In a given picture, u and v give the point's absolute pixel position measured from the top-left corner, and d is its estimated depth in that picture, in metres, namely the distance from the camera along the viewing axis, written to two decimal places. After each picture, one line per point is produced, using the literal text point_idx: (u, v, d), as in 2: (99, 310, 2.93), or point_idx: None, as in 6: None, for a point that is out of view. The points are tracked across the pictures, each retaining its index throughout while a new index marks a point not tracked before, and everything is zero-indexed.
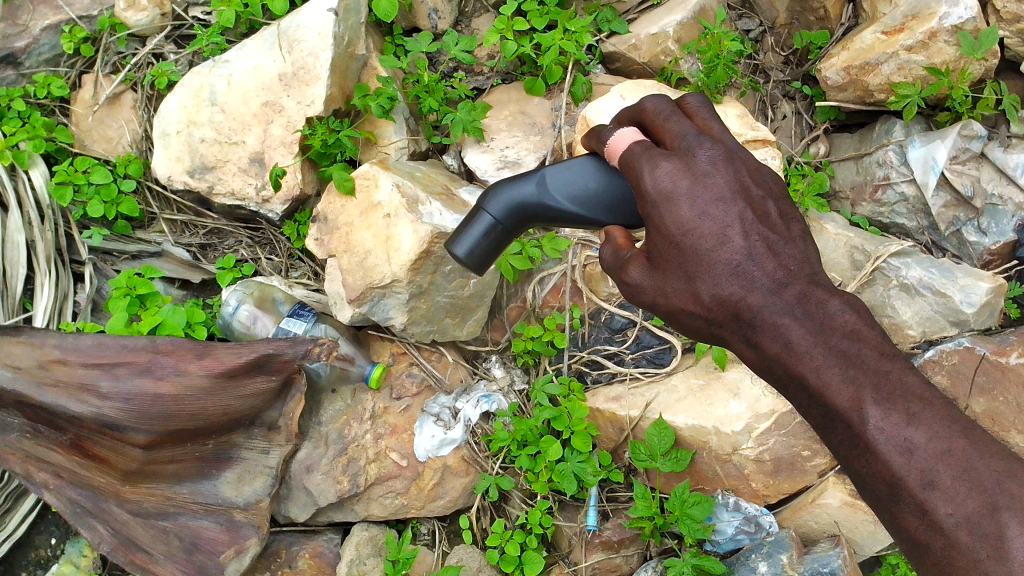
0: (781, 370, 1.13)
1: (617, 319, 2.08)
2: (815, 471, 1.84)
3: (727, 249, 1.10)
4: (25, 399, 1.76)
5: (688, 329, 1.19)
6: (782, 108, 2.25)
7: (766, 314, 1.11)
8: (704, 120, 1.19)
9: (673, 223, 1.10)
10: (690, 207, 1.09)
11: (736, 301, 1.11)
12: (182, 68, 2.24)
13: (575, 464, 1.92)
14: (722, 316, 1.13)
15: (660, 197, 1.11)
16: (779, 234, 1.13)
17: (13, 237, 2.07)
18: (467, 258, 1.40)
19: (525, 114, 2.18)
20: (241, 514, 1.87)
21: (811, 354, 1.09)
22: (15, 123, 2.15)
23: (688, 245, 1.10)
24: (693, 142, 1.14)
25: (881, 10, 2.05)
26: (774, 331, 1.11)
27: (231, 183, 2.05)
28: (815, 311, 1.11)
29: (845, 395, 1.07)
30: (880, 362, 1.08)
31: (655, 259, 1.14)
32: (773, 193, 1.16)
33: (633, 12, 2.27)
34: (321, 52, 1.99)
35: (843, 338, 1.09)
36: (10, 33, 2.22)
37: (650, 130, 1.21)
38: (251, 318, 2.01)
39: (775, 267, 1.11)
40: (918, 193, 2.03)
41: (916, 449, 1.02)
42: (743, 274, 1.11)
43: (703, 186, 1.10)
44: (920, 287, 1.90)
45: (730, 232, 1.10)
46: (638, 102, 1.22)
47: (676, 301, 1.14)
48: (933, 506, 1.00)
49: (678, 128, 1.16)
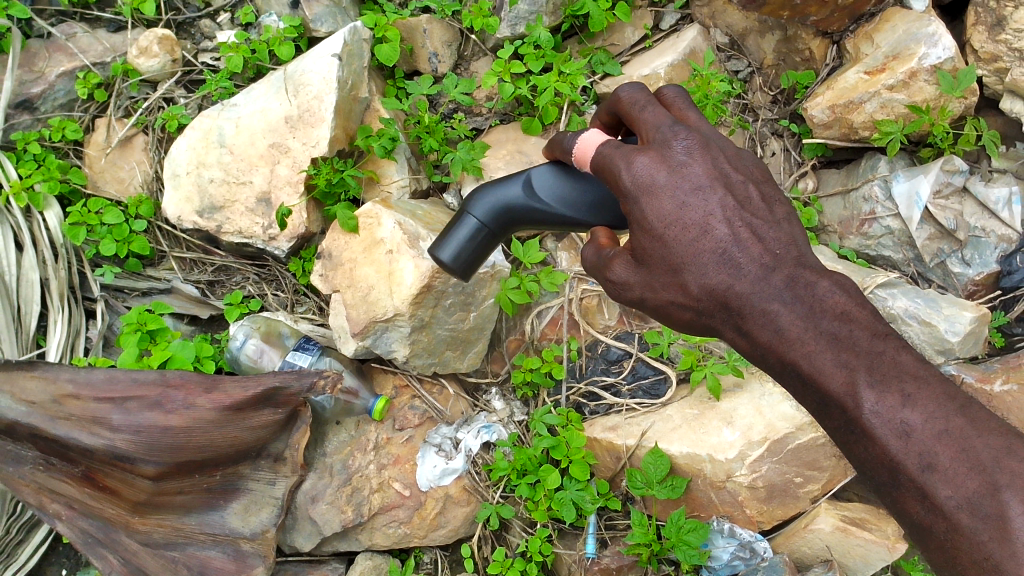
0: (774, 358, 1.22)
1: (614, 350, 2.14)
2: (807, 497, 1.90)
3: (712, 239, 1.20)
4: (39, 433, 1.82)
5: (680, 322, 1.29)
6: (770, 146, 2.32)
7: (756, 301, 1.20)
8: (681, 109, 1.31)
9: (655, 216, 1.20)
10: (669, 199, 1.20)
11: (724, 289, 1.21)
12: (191, 111, 2.33)
13: (574, 492, 1.98)
14: (716, 305, 1.22)
15: (640, 191, 1.21)
16: (762, 218, 1.23)
17: (27, 275, 2.15)
18: (455, 257, 1.56)
19: (522, 153, 2.24)
20: (248, 544, 1.93)
21: (802, 341, 1.19)
22: (31, 165, 2.24)
23: (675, 237, 1.20)
24: (668, 133, 1.24)
25: (864, 50, 2.12)
26: (763, 317, 1.20)
27: (238, 222, 2.12)
28: (804, 294, 1.20)
29: (840, 380, 1.16)
30: (873, 343, 1.17)
31: (641, 255, 1.24)
32: (753, 178, 1.27)
33: (626, 55, 2.35)
34: (326, 95, 2.08)
35: (834, 320, 1.19)
36: (26, 80, 2.32)
37: (627, 120, 1.32)
38: (257, 351, 2.07)
39: (761, 252, 1.21)
40: (904, 226, 2.09)
41: (913, 432, 1.11)
42: (731, 263, 1.20)
43: (681, 177, 1.21)
44: (906, 317, 1.97)
45: (714, 222, 1.20)
46: (613, 94, 1.34)
47: (671, 295, 1.24)
48: (934, 490, 1.08)
49: (652, 118, 1.27)
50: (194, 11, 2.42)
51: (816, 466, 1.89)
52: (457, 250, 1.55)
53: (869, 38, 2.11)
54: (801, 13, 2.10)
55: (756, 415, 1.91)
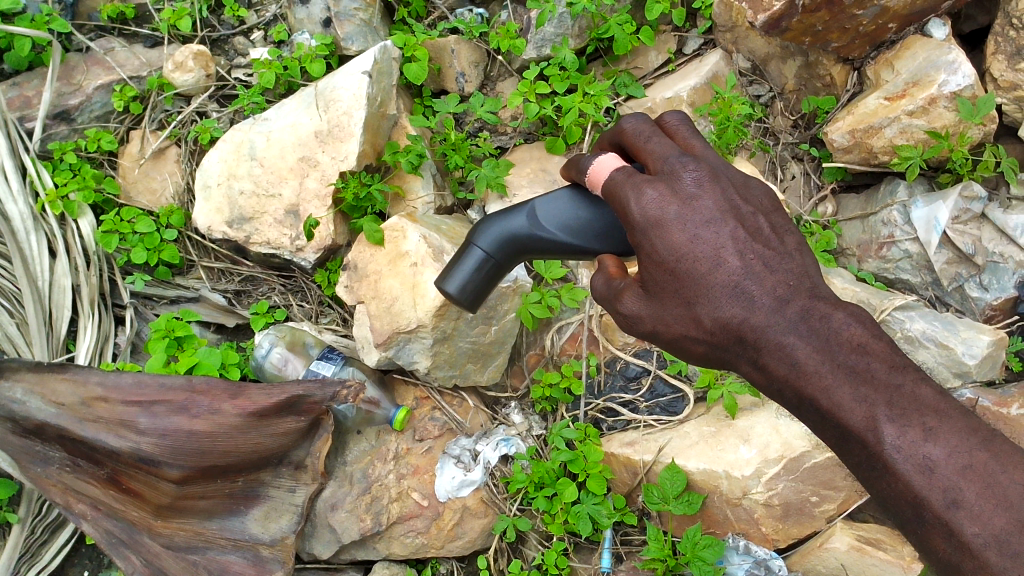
0: (791, 392, 1.25)
1: (632, 368, 2.16)
2: (823, 517, 1.91)
3: (725, 272, 1.23)
4: (67, 434, 1.87)
5: (693, 356, 1.32)
6: (790, 169, 2.35)
7: (770, 333, 1.23)
8: (684, 138, 1.34)
9: (666, 249, 1.23)
10: (680, 233, 1.23)
11: (738, 322, 1.24)
12: (223, 125, 2.39)
13: (591, 506, 2.00)
14: (730, 339, 1.25)
15: (650, 224, 1.24)
16: (774, 250, 1.26)
17: (60, 281, 2.18)
18: (462, 290, 1.56)
19: (546, 172, 2.28)
20: (267, 550, 1.95)
21: (819, 374, 1.21)
22: (67, 174, 2.30)
23: (687, 270, 1.23)
24: (676, 163, 1.27)
25: (884, 77, 2.15)
26: (780, 351, 1.23)
27: (267, 233, 2.17)
28: (819, 327, 1.23)
29: (859, 415, 1.18)
30: (891, 376, 1.19)
31: (652, 288, 1.27)
32: (762, 210, 1.30)
33: (650, 78, 2.40)
34: (355, 111, 2.13)
35: (851, 353, 1.21)
36: (65, 92, 2.39)
37: (631, 150, 1.34)
38: (282, 360, 2.11)
39: (774, 284, 1.24)
40: (922, 250, 2.12)
41: (936, 467, 1.12)
42: (744, 295, 1.23)
43: (691, 209, 1.24)
44: (924, 340, 1.98)
45: (726, 254, 1.23)
46: (618, 124, 1.36)
47: (684, 328, 1.26)
48: (960, 527, 1.09)
49: (660, 149, 1.29)
50: (228, 28, 2.50)
51: (832, 486, 1.90)
52: (464, 283, 1.55)
53: (890, 65, 2.14)
54: (824, 39, 2.14)
55: (773, 433, 1.93)
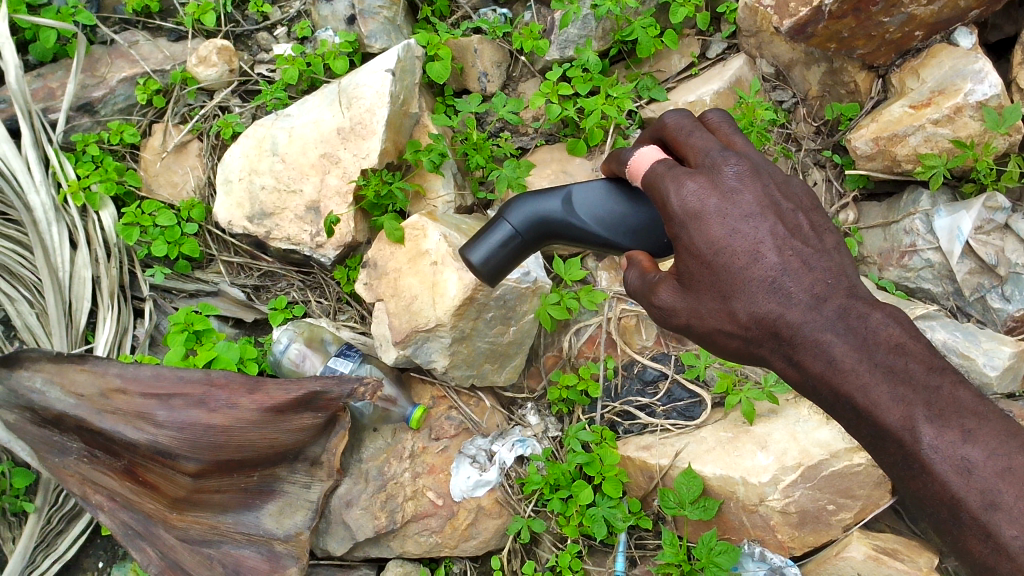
0: (826, 390, 1.24)
1: (649, 371, 2.16)
2: (840, 525, 1.90)
3: (763, 267, 1.22)
4: (85, 425, 1.87)
5: (725, 351, 1.31)
6: (812, 176, 2.34)
7: (806, 330, 1.23)
8: (725, 133, 1.33)
9: (705, 241, 1.23)
10: (719, 226, 1.22)
11: (774, 317, 1.23)
12: (245, 120, 2.40)
13: (606, 509, 1.99)
14: (765, 333, 1.25)
15: (688, 216, 1.24)
16: (813, 247, 1.25)
17: (81, 273, 2.20)
18: (484, 262, 1.56)
19: (567, 173, 2.27)
20: (281, 545, 1.95)
21: (857, 373, 1.21)
22: (89, 166, 2.30)
23: (724, 263, 1.22)
24: (718, 158, 1.27)
25: (909, 86, 2.13)
26: (817, 349, 1.23)
27: (287, 229, 2.17)
28: (857, 325, 1.23)
29: (896, 414, 1.18)
30: (928, 377, 1.20)
31: (687, 281, 1.26)
32: (804, 206, 1.29)
33: (673, 81, 2.39)
34: (378, 109, 2.13)
35: (888, 353, 1.21)
36: (89, 84, 2.40)
37: (674, 145, 1.35)
38: (300, 356, 2.11)
39: (812, 281, 1.23)
40: (944, 259, 2.10)
41: (974, 468, 1.14)
42: (781, 291, 1.23)
43: (731, 203, 1.23)
44: (945, 350, 1.97)
45: (764, 250, 1.22)
46: (661, 119, 1.37)
47: (719, 322, 1.26)
48: (997, 528, 1.12)
49: (701, 143, 1.30)
50: (252, 24, 2.51)
51: (849, 494, 1.89)
52: (488, 256, 1.55)
53: (915, 73, 2.13)
54: (849, 45, 2.13)
55: (790, 440, 1.93)
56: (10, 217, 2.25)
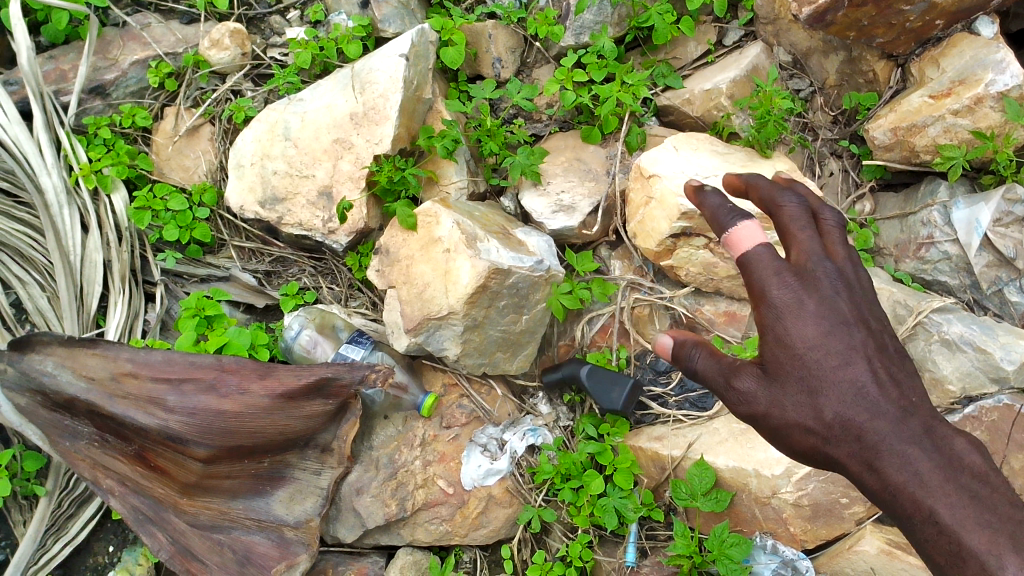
0: (905, 501, 1.32)
1: (662, 361, 2.14)
2: (853, 519, 1.88)
3: (852, 371, 1.36)
4: (96, 409, 1.86)
5: (798, 451, 1.42)
6: (828, 165, 2.32)
7: (893, 440, 1.34)
8: (834, 240, 1.45)
9: (799, 337, 1.37)
10: (815, 326, 1.37)
11: (860, 423, 1.35)
12: (258, 104, 2.38)
13: (617, 500, 1.97)
14: (846, 436, 1.36)
15: (785, 310, 1.38)
16: (900, 370, 1.40)
17: (92, 256, 2.19)
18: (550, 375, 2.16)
19: (581, 161, 2.25)
20: (292, 531, 1.95)
21: (942, 488, 1.30)
22: (101, 149, 2.29)
23: (816, 358, 1.36)
24: (820, 264, 1.41)
25: (929, 75, 2.11)
26: (900, 459, 1.33)
27: (299, 215, 2.16)
28: (942, 445, 1.34)
29: (981, 537, 1.25)
30: (1011, 509, 1.30)
31: (771, 370, 1.40)
32: (890, 334, 1.43)
33: (689, 68, 2.36)
34: (391, 94, 2.11)
35: (971, 477, 1.32)
36: (101, 66, 2.39)
37: (782, 231, 1.47)
38: (311, 342, 2.10)
39: (898, 396, 1.36)
40: (961, 252, 2.08)
41: None
42: (868, 399, 1.35)
43: (827, 309, 1.38)
44: (962, 343, 1.95)
45: (855, 359, 1.37)
46: (777, 200, 1.48)
47: (802, 416, 1.37)
48: None
49: (809, 245, 1.43)
50: (265, 7, 2.48)
51: (863, 488, 1.87)
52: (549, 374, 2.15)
53: (936, 63, 2.10)
54: (868, 34, 2.11)
55: None
56: (21, 200, 2.25)
